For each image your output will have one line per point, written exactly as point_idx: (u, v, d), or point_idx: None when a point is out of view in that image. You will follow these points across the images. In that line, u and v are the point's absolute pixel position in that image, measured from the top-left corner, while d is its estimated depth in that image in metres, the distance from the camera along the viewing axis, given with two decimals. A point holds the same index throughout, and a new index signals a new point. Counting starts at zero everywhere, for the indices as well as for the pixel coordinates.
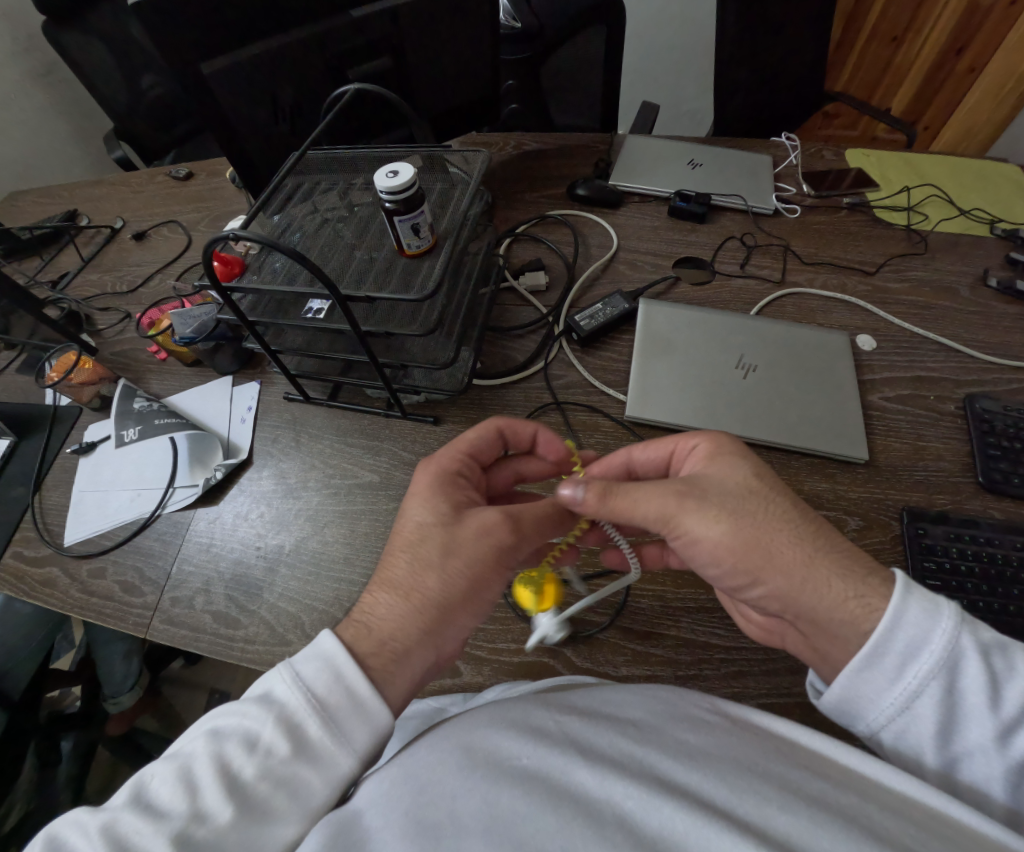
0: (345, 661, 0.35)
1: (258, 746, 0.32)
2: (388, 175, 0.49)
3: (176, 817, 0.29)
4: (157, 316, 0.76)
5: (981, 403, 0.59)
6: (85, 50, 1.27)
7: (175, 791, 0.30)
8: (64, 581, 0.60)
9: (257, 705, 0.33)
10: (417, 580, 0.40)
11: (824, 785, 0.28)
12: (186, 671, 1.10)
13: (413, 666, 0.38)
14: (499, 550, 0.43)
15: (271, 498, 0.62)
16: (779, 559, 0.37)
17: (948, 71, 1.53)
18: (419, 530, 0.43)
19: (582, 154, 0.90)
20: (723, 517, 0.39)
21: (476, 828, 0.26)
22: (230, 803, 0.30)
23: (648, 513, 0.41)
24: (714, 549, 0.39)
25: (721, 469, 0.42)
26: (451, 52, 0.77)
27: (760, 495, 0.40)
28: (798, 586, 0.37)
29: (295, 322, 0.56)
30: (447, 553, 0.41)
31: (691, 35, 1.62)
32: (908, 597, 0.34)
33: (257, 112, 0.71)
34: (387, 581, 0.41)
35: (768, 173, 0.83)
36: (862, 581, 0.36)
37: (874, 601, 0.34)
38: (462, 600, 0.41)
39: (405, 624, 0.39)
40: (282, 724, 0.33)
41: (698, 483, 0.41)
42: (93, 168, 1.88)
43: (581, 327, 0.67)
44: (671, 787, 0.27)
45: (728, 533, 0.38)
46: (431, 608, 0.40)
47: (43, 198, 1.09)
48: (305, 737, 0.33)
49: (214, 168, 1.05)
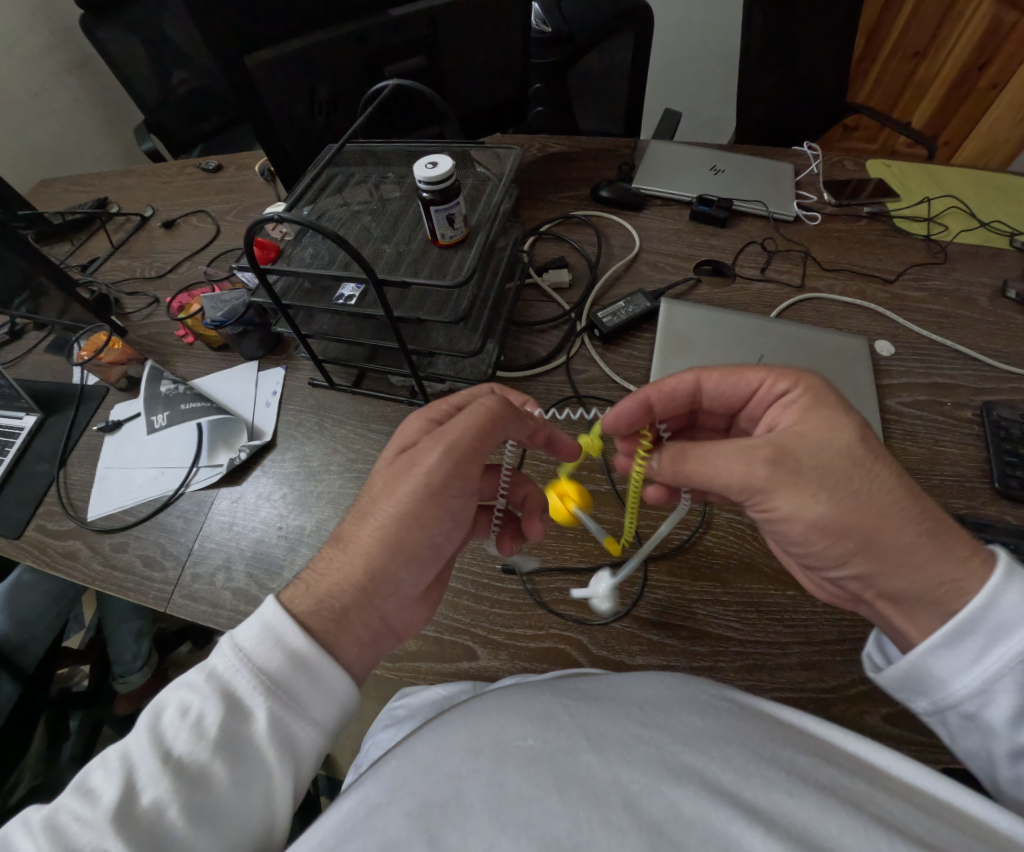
0: (283, 623, 0.36)
1: (202, 721, 0.33)
2: (426, 167, 0.51)
3: (109, 798, 0.29)
4: (187, 300, 0.78)
5: (997, 411, 0.59)
6: (122, 44, 1.31)
7: (108, 776, 0.31)
8: (87, 554, 0.61)
9: (193, 675, 0.35)
10: (354, 533, 0.42)
11: (831, 771, 0.28)
12: (193, 655, 1.13)
13: (349, 621, 0.39)
14: (430, 486, 0.42)
15: (293, 480, 0.63)
16: (880, 544, 0.36)
17: (969, 87, 1.54)
18: (367, 486, 0.44)
19: (607, 157, 0.91)
20: (820, 493, 0.37)
21: (483, 810, 0.26)
22: (164, 773, 0.31)
23: (731, 481, 0.40)
24: (807, 528, 0.38)
25: (824, 432, 0.39)
26: (484, 52, 0.79)
27: (864, 470, 0.37)
28: (893, 569, 0.36)
29: (327, 306, 0.57)
30: (384, 503, 0.42)
31: (713, 47, 1.65)
32: (1007, 580, 0.33)
33: (294, 105, 0.73)
34: (337, 541, 0.43)
35: (791, 181, 0.84)
36: (956, 557, 0.35)
37: (964, 575, 0.34)
38: (401, 551, 0.41)
39: (343, 580, 0.39)
40: (222, 699, 0.34)
41: (796, 450, 0.38)
42: (120, 160, 1.92)
43: (604, 324, 0.68)
44: (677, 770, 0.27)
45: (826, 510, 0.37)
46: (367, 565, 0.40)
47: (76, 186, 1.12)
48: (250, 706, 0.34)
49: (243, 161, 1.07)
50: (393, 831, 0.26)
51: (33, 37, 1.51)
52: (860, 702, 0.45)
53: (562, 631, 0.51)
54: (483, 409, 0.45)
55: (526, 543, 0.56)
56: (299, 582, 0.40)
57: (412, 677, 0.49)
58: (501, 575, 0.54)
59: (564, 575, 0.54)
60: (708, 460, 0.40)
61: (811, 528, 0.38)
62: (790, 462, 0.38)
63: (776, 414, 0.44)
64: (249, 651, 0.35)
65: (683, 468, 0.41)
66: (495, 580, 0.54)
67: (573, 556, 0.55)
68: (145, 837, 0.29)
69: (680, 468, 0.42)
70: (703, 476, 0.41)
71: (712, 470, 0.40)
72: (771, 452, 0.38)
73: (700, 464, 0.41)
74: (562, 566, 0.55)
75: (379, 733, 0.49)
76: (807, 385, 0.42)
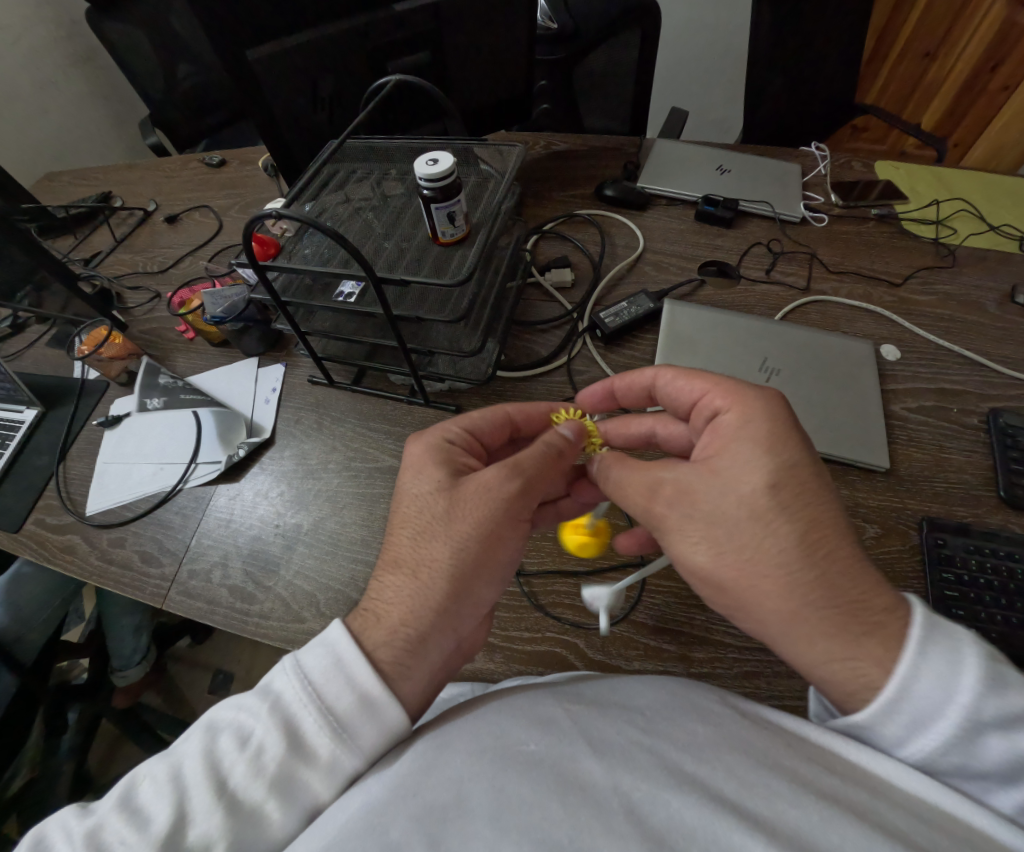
0: (354, 659, 0.35)
1: (260, 753, 0.32)
2: (427, 163, 0.50)
3: (166, 820, 0.30)
4: (189, 296, 0.78)
5: (1005, 418, 0.58)
6: (128, 39, 1.31)
7: (161, 798, 0.31)
8: (84, 548, 0.61)
9: (250, 698, 0.34)
10: (423, 557, 0.40)
11: (834, 780, 0.28)
12: (192, 649, 1.14)
13: (425, 649, 0.38)
14: (507, 508, 0.42)
15: (291, 477, 0.62)
16: (765, 599, 0.36)
17: (980, 88, 1.51)
18: (421, 499, 0.43)
19: (612, 155, 0.90)
20: (704, 541, 0.39)
21: (484, 814, 0.25)
22: (218, 807, 0.30)
23: (634, 508, 0.44)
24: (692, 568, 0.40)
25: (730, 476, 0.39)
26: (489, 48, 0.79)
27: (763, 522, 0.37)
28: (781, 630, 0.35)
29: (327, 304, 0.57)
30: (452, 525, 0.41)
31: (721, 46, 1.64)
32: (927, 655, 0.30)
33: (297, 100, 0.72)
34: (396, 567, 0.41)
35: (798, 182, 0.83)
36: (855, 641, 0.33)
37: (867, 671, 0.32)
38: (472, 574, 0.40)
39: (414, 608, 0.38)
40: (284, 732, 0.32)
41: (694, 495, 0.40)
42: (126, 153, 1.92)
43: (606, 325, 0.67)
44: (681, 779, 0.26)
45: (713, 555, 0.38)
46: (443, 586, 0.39)
47: (81, 179, 1.12)
48: (312, 745, 0.32)
49: (246, 155, 1.07)
50: (394, 833, 0.25)
51: (38, 30, 1.51)
52: None
53: (560, 634, 0.50)
54: (547, 443, 0.45)
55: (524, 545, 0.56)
56: (364, 612, 0.39)
57: None
58: None
59: (562, 578, 0.54)
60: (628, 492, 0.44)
61: (699, 570, 0.40)
62: (676, 503, 0.40)
63: (710, 432, 0.43)
64: (317, 684, 0.34)
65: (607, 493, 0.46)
66: None
67: (571, 558, 0.55)
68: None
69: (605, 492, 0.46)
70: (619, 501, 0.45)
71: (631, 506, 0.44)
72: (671, 494, 0.41)
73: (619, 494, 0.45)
74: (560, 568, 0.54)
75: None
76: (736, 420, 0.41)
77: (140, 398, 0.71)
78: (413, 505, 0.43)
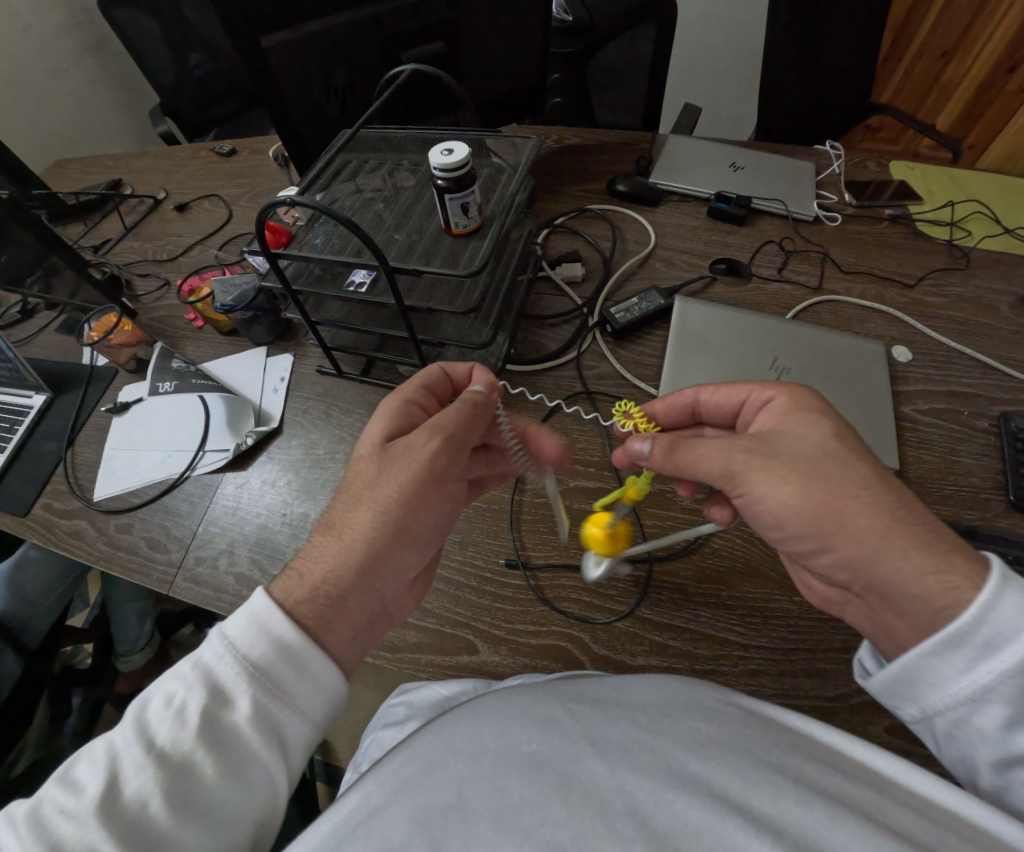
0: (275, 616, 0.35)
1: (185, 709, 0.32)
2: (442, 154, 0.50)
3: (95, 788, 0.29)
4: (198, 284, 0.78)
5: (1016, 423, 0.58)
6: (140, 26, 1.31)
7: (94, 767, 0.30)
8: (91, 534, 0.61)
9: (183, 666, 0.34)
10: (349, 519, 0.41)
11: (839, 780, 0.27)
12: (195, 637, 1.15)
13: (348, 603, 0.39)
14: (434, 469, 0.43)
15: (299, 467, 0.62)
16: (857, 528, 0.36)
17: (996, 90, 1.50)
18: (357, 468, 0.44)
19: (624, 150, 0.90)
20: (795, 476, 0.38)
21: (486, 816, 0.25)
22: (148, 762, 0.30)
23: (713, 469, 0.42)
24: (780, 512, 0.39)
25: (796, 431, 0.41)
26: (504, 39, 0.78)
27: (837, 458, 0.38)
28: (879, 555, 0.36)
29: (338, 294, 0.56)
30: (380, 490, 0.42)
31: (736, 41, 1.62)
32: (1006, 587, 0.31)
33: (310, 88, 0.72)
34: (329, 530, 0.42)
35: (812, 181, 0.82)
36: (952, 551, 0.34)
37: (958, 582, 0.33)
38: (394, 537, 0.41)
39: (337, 561, 0.39)
40: (207, 684, 0.33)
41: (771, 442, 0.41)
42: (134, 141, 1.92)
43: (616, 320, 0.67)
44: (684, 780, 0.26)
45: (800, 491, 0.38)
46: (361, 547, 0.40)
47: (91, 166, 1.12)
48: (234, 693, 0.33)
49: (256, 144, 1.07)
50: (395, 833, 0.25)
51: (49, 17, 1.51)
52: (862, 711, 0.44)
53: (564, 628, 0.50)
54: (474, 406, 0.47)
55: (530, 538, 0.56)
56: (287, 574, 0.39)
57: (411, 669, 0.49)
58: (505, 569, 0.54)
59: (568, 571, 0.54)
60: (702, 448, 0.42)
61: (788, 513, 0.39)
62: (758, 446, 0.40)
63: (763, 417, 0.45)
64: (237, 640, 0.34)
65: (681, 460, 0.43)
66: (498, 575, 0.54)
67: (578, 553, 0.55)
68: (136, 830, 0.28)
69: (675, 462, 0.43)
70: (695, 462, 0.42)
71: (711, 466, 0.42)
72: (750, 441, 0.41)
73: (689, 459, 0.43)
74: (566, 562, 0.54)
75: (380, 733, 0.48)
76: (786, 393, 0.44)
77: (152, 380, 0.72)
78: (349, 474, 0.44)
